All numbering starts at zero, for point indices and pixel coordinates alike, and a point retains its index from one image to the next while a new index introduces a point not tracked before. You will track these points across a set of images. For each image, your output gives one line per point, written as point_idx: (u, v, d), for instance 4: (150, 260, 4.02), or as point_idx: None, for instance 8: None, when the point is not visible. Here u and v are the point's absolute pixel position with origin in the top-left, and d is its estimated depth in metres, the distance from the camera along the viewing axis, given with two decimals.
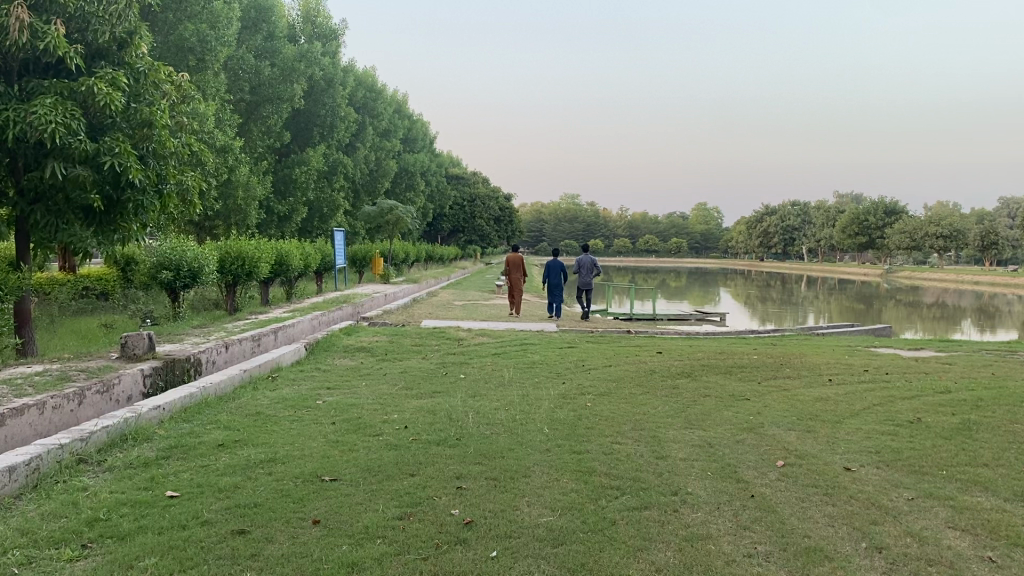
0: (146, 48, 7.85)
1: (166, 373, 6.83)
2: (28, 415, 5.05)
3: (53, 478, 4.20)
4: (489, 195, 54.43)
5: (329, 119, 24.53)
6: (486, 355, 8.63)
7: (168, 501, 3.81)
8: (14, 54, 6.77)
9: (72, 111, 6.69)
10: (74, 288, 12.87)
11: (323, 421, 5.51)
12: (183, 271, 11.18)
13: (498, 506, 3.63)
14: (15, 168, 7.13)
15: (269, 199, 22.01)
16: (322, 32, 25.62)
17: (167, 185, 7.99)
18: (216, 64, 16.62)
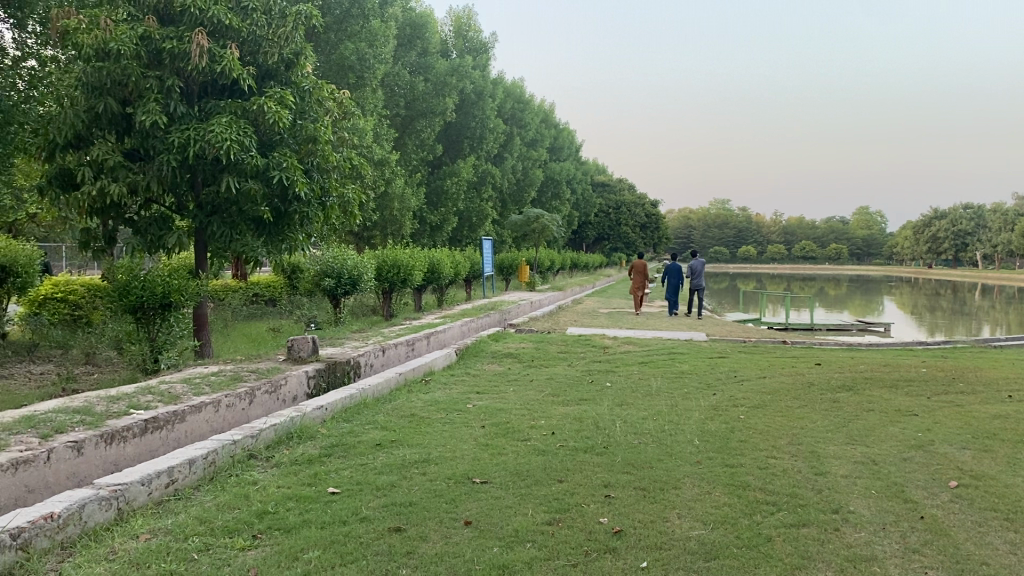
0: (311, 67, 8.25)
1: (328, 374, 7.18)
2: (204, 413, 5.52)
3: (227, 471, 4.52)
4: (637, 202, 53.92)
5: (479, 131, 25.09)
6: (633, 364, 8.53)
7: (330, 497, 4.00)
8: (195, 77, 7.36)
9: (244, 129, 7.16)
10: (246, 294, 13.81)
11: (472, 424, 5.63)
12: (343, 278, 11.73)
13: (648, 516, 3.58)
14: (195, 183, 7.74)
15: (421, 209, 22.77)
16: (472, 45, 26.32)
17: (330, 197, 8.41)
18: (374, 81, 17.37)
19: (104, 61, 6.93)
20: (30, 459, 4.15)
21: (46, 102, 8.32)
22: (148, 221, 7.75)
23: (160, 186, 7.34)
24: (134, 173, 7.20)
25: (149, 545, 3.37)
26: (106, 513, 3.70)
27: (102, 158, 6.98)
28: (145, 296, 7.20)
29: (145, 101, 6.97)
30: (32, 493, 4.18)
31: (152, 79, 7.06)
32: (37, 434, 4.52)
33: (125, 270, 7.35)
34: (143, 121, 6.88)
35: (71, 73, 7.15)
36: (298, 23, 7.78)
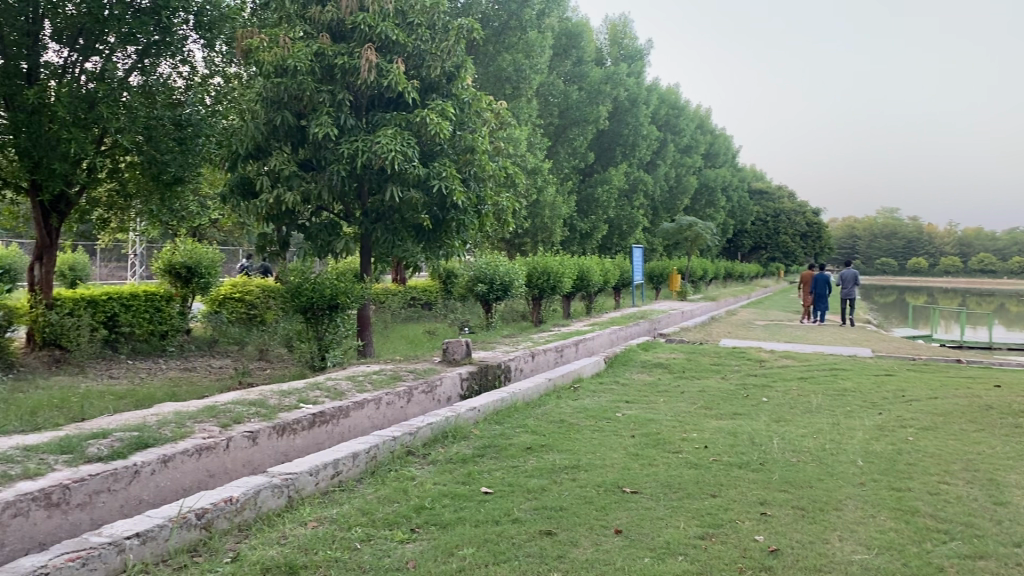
0: (471, 79, 8.46)
1: (481, 378, 7.36)
2: (366, 409, 5.80)
3: (387, 465, 4.73)
4: (797, 210, 51.88)
5: (632, 139, 24.93)
6: (791, 379, 8.23)
7: (483, 497, 4.11)
8: (363, 91, 7.75)
9: (408, 140, 7.46)
10: (403, 297, 14.36)
11: (623, 433, 5.61)
12: (495, 284, 11.97)
13: (806, 537, 3.46)
14: (362, 191, 8.14)
15: (572, 217, 22.90)
16: (628, 53, 26.24)
17: (486, 206, 8.60)
18: (530, 91, 17.62)
19: (283, 77, 7.44)
20: (212, 445, 4.53)
21: (231, 116, 8.99)
22: (319, 227, 8.21)
23: (330, 194, 7.79)
24: (308, 182, 7.67)
25: (317, 532, 3.58)
26: (278, 500, 3.96)
27: (279, 167, 7.47)
28: (314, 297, 7.66)
29: (318, 114, 7.42)
30: (214, 477, 4.54)
31: (325, 93, 7.51)
32: (218, 423, 4.90)
33: (297, 273, 7.87)
34: (316, 133, 7.33)
35: (254, 89, 7.71)
36: (459, 36, 8.12)
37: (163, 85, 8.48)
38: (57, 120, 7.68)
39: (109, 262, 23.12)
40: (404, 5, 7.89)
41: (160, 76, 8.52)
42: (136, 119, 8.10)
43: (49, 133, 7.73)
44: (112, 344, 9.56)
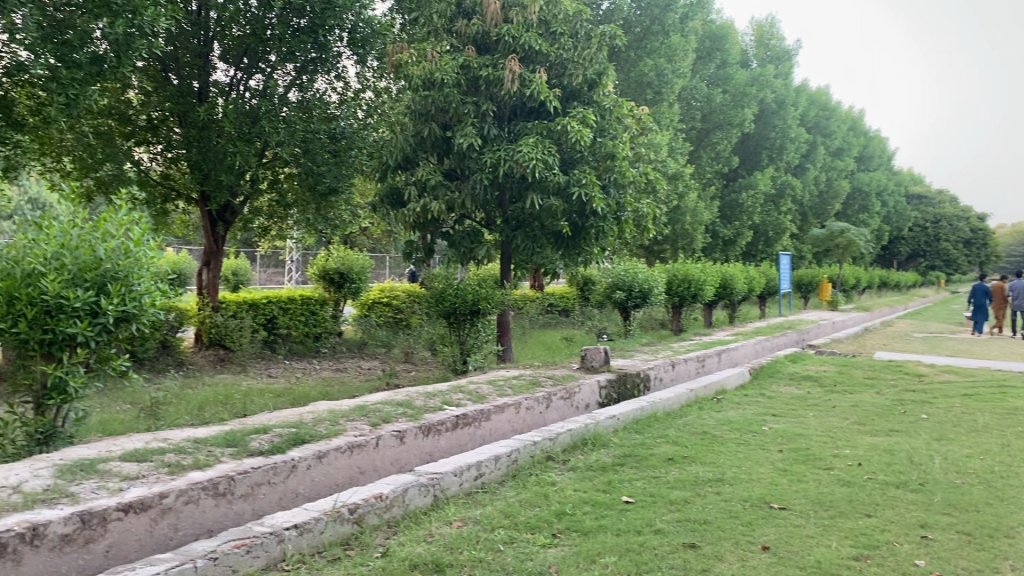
0: (612, 86, 8.39)
1: (620, 386, 7.32)
2: (506, 413, 5.90)
3: (528, 470, 4.79)
4: (960, 215, 48.59)
5: (779, 142, 24.10)
6: (954, 396, 7.71)
7: (625, 506, 4.08)
8: (506, 101, 7.88)
9: (549, 148, 7.50)
10: (542, 304, 14.49)
11: (769, 447, 5.44)
12: (635, 291, 11.87)
13: (973, 565, 3.24)
14: (504, 199, 8.29)
15: (715, 223, 22.39)
16: (775, 53, 25.44)
17: (626, 212, 8.53)
18: (673, 96, 17.35)
19: (430, 89, 7.71)
20: (363, 443, 4.74)
21: (381, 128, 9.29)
22: (462, 235, 8.41)
23: (473, 203, 7.98)
24: (451, 191, 7.89)
25: (461, 532, 3.68)
26: (424, 498, 4.09)
27: (426, 177, 7.77)
28: (457, 303, 7.86)
29: (463, 125, 7.61)
30: (364, 474, 4.74)
31: (469, 105, 7.68)
32: (367, 422, 5.11)
33: (441, 279, 8.14)
34: (461, 143, 7.52)
35: (403, 102, 8.04)
36: (602, 43, 8.11)
37: (319, 100, 8.89)
38: (225, 135, 8.28)
39: (268, 268, 24.56)
40: (547, 15, 7.98)
41: (316, 92, 8.92)
42: (295, 133, 8.56)
43: (217, 147, 8.30)
44: (271, 344, 10.17)
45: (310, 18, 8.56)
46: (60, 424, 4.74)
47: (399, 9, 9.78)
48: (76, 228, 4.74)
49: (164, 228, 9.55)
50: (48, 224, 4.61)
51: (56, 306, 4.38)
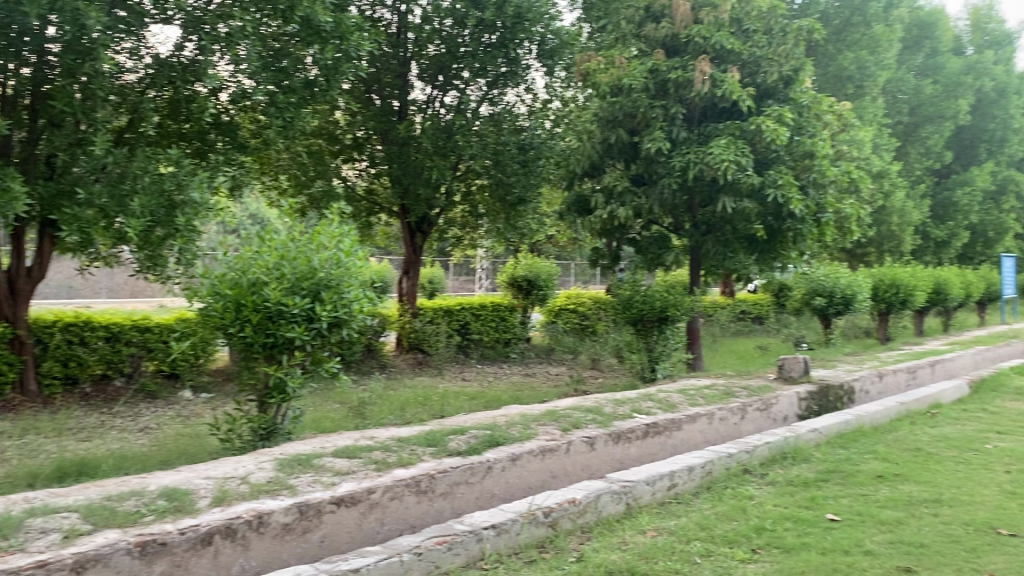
0: (811, 81, 7.96)
1: (820, 398, 6.95)
2: (699, 423, 5.77)
3: (723, 482, 4.65)
4: None
5: (1000, 133, 22.00)
6: None
7: (829, 524, 3.87)
8: (697, 104, 7.70)
9: (742, 149, 7.24)
10: (733, 311, 14.05)
11: (995, 468, 4.96)
12: (835, 298, 11.25)
13: None
14: (694, 204, 8.12)
15: (925, 224, 20.79)
16: (994, 37, 23.28)
17: (826, 214, 8.09)
18: (876, 90, 16.34)
19: (618, 95, 7.73)
20: (555, 448, 4.79)
21: (570, 137, 9.28)
22: (649, 240, 8.44)
23: (662, 208, 7.89)
24: (640, 197, 7.87)
25: (656, 542, 3.63)
26: (618, 505, 4.08)
27: (613, 184, 7.85)
28: (646, 309, 7.80)
29: (652, 130, 7.53)
30: (557, 478, 4.80)
31: (658, 108, 7.59)
32: (559, 427, 5.16)
33: (629, 285, 8.09)
34: (650, 148, 7.45)
35: (591, 109, 8.11)
36: (798, 37, 7.74)
37: (509, 112, 9.06)
38: (422, 150, 8.74)
39: (460, 276, 25.39)
40: (739, 12, 7.74)
41: (506, 105, 9.10)
42: (486, 145, 8.85)
43: (415, 161, 8.72)
44: (464, 349, 10.55)
45: (501, 32, 8.63)
46: (280, 421, 5.17)
47: (587, 17, 9.77)
48: (295, 241, 5.13)
49: (368, 239, 10.13)
50: (271, 237, 5.04)
51: (276, 312, 4.76)
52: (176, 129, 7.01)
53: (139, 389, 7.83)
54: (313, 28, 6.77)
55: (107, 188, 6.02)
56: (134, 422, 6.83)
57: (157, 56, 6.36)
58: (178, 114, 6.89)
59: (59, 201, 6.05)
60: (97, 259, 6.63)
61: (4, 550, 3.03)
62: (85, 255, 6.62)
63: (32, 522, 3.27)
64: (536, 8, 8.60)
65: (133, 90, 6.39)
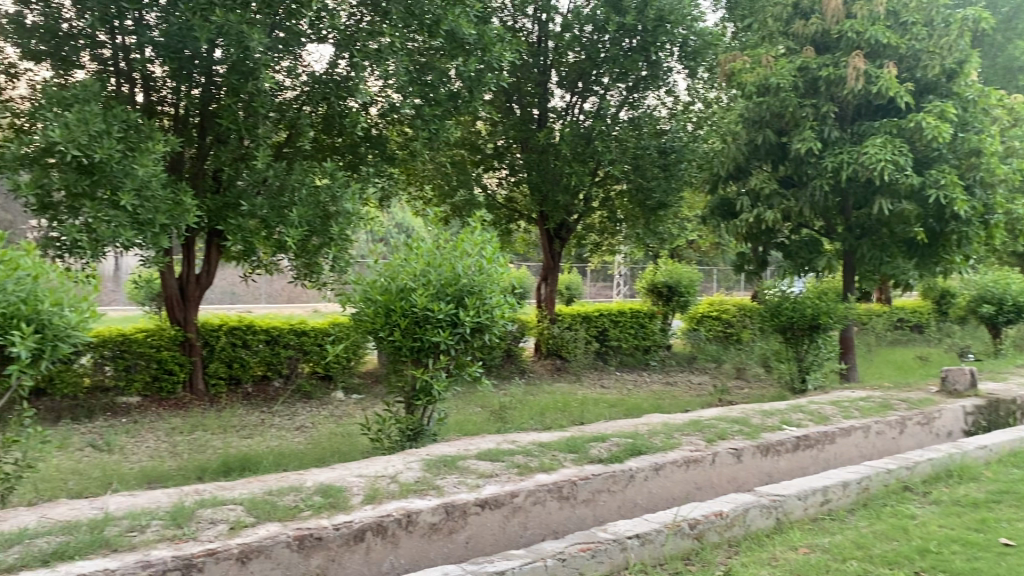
0: (977, 74, 7.46)
1: (990, 412, 6.48)
2: (855, 436, 5.50)
3: (882, 500, 4.41)
4: None
5: None
6: None
7: (1003, 549, 3.59)
8: (850, 101, 7.35)
9: (901, 148, 6.85)
10: (890, 319, 13.31)
11: None
12: (1006, 305, 10.46)
13: None
14: (846, 206, 7.76)
15: None
16: None
17: (995, 215, 7.53)
18: None
19: (765, 95, 7.51)
20: (699, 458, 4.69)
21: (713, 139, 9.05)
22: (800, 244, 8.09)
23: (812, 211, 7.59)
24: (788, 200, 7.61)
25: (808, 559, 3.49)
26: (767, 520, 3.95)
27: (760, 187, 7.64)
28: (795, 317, 7.52)
29: (801, 130, 7.25)
30: (701, 489, 4.70)
31: (807, 108, 7.31)
32: (704, 437, 5.04)
33: (777, 292, 7.83)
34: (799, 149, 7.18)
35: (736, 111, 7.92)
36: (963, 28, 7.24)
37: (649, 116, 8.97)
38: (562, 157, 8.75)
39: (598, 282, 25.28)
40: (896, 4, 7.32)
41: (647, 108, 9.03)
42: (627, 150, 8.81)
43: (557, 169, 8.77)
44: (604, 356, 10.54)
45: (641, 35, 8.51)
46: (427, 422, 5.32)
47: (732, 17, 9.51)
48: (440, 248, 5.27)
49: (509, 246, 10.29)
50: (418, 244, 5.20)
51: (423, 317, 4.91)
52: (330, 143, 7.34)
53: (296, 389, 8.26)
54: (457, 41, 6.93)
55: (268, 200, 6.44)
56: (291, 420, 7.21)
57: (313, 73, 6.69)
58: (331, 129, 7.17)
59: (225, 213, 6.54)
60: (259, 267, 7.05)
61: (178, 537, 3.26)
62: (248, 263, 7.07)
63: (203, 512, 3.50)
64: (679, 10, 8.36)
65: (292, 106, 6.77)
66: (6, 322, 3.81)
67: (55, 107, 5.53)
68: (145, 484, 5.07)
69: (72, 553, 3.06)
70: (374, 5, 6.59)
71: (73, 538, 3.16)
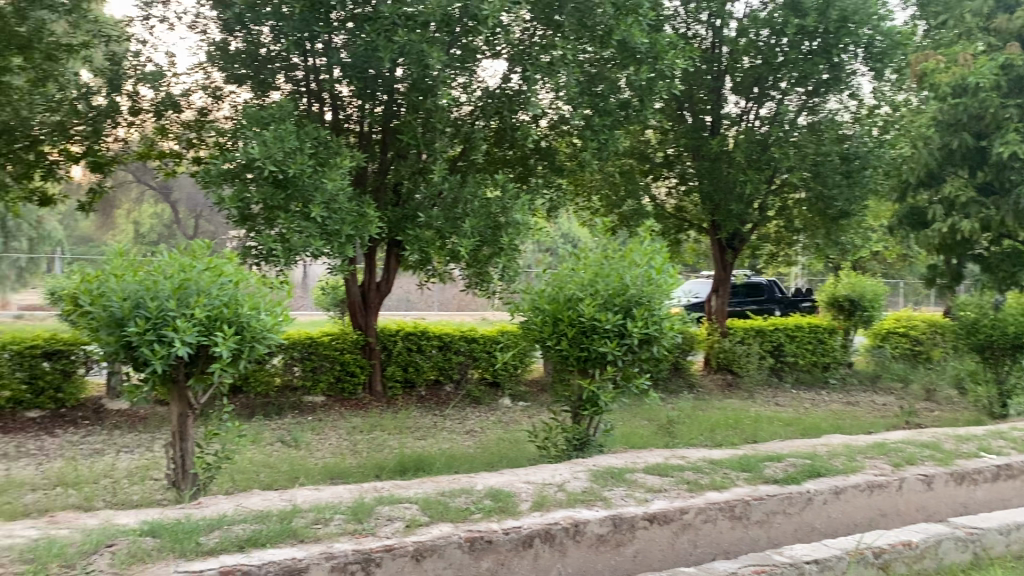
0: None
1: None
2: None
3: None
4: None
5: None
6: None
7: None
8: None
9: None
10: None
11: None
12: None
13: None
14: None
15: None
16: None
17: None
18: None
19: (962, 96, 6.99)
20: (885, 484, 4.41)
21: (902, 144, 8.55)
22: (1001, 257, 7.44)
23: (1016, 220, 6.97)
24: (988, 208, 7.04)
25: None
26: (963, 554, 3.66)
27: (955, 195, 7.11)
28: (995, 335, 6.94)
29: (1003, 132, 6.68)
30: (886, 517, 4.41)
31: (1011, 108, 6.71)
32: (889, 461, 4.74)
33: (974, 308, 7.26)
34: (1000, 153, 6.62)
35: (928, 113, 7.42)
36: None
37: (830, 120, 8.58)
38: (735, 164, 8.54)
39: (772, 295, 24.36)
40: None
41: (828, 113, 8.65)
42: (806, 156, 8.40)
43: (728, 176, 8.57)
44: (778, 372, 10.14)
45: (823, 37, 8.12)
46: (593, 432, 5.30)
47: (924, 14, 8.91)
48: (609, 258, 5.25)
49: (679, 257, 10.12)
50: (586, 254, 5.22)
51: (591, 327, 4.90)
52: (502, 156, 7.57)
53: (466, 395, 8.49)
54: (629, 51, 6.88)
55: (443, 212, 6.67)
56: (462, 425, 7.41)
57: (487, 88, 6.90)
58: (503, 141, 7.43)
59: (404, 224, 6.85)
60: (433, 275, 7.31)
61: (359, 532, 3.42)
62: (423, 272, 7.34)
63: (382, 510, 3.66)
64: (864, 8, 7.91)
65: (467, 121, 6.93)
66: (212, 324, 4.15)
67: (255, 126, 5.98)
68: (328, 479, 5.36)
69: (264, 541, 3.27)
70: (546, 19, 6.65)
71: (265, 527, 3.39)
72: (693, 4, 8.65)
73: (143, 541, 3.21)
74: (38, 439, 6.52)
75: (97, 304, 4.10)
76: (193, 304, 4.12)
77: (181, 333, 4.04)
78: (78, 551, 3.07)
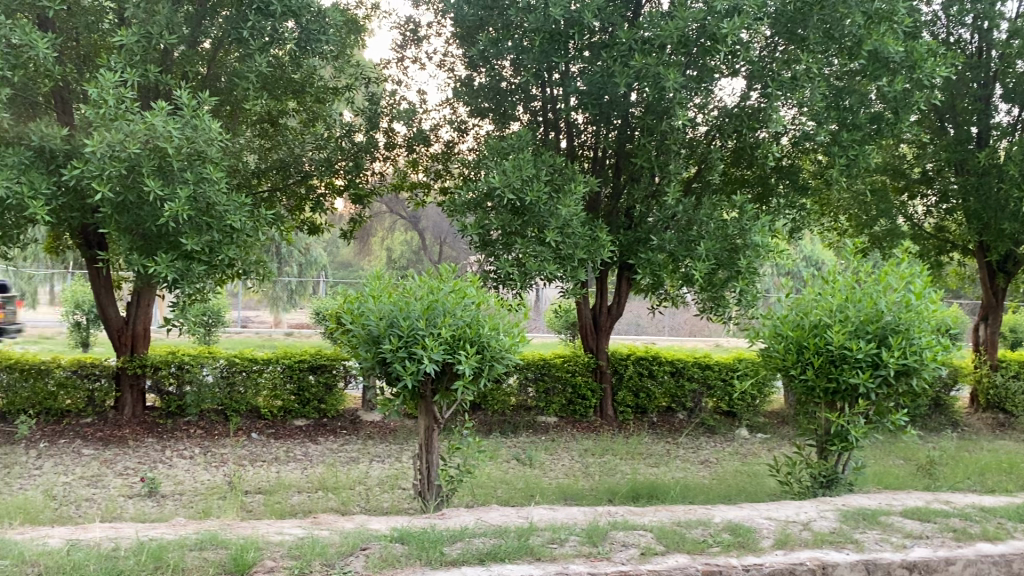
0: None
1: None
2: None
3: None
4: None
5: None
6: None
7: None
8: None
9: None
10: None
11: None
12: None
13: None
14: None
15: None
16: None
17: None
18: None
19: None
20: None
21: None
22: None
23: None
24: None
25: None
26: None
27: None
28: None
29: None
30: None
31: None
32: None
33: None
34: None
35: None
36: None
37: None
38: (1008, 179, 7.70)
39: None
40: None
41: None
42: None
43: (1000, 193, 7.69)
44: None
45: None
46: (841, 470, 4.95)
47: None
48: (860, 282, 4.93)
49: (938, 282, 9.28)
50: (835, 278, 4.94)
51: (840, 356, 4.59)
52: (740, 176, 7.43)
53: (700, 424, 8.28)
54: (881, 61, 6.42)
55: (678, 235, 6.57)
56: (696, 454, 7.23)
57: (724, 107, 6.65)
58: (740, 162, 7.32)
59: (637, 247, 6.85)
60: (665, 299, 7.22)
61: (594, 555, 3.41)
62: (655, 296, 7.27)
63: (616, 535, 3.63)
64: None
65: (703, 141, 6.92)
66: (455, 343, 4.34)
67: (496, 156, 6.25)
68: (563, 499, 5.43)
69: (502, 556, 3.35)
70: (789, 34, 6.37)
71: (504, 542, 3.48)
72: (955, 7, 7.99)
73: (393, 547, 3.41)
74: (302, 445, 7.15)
75: (358, 323, 4.45)
76: (440, 324, 4.36)
77: (429, 351, 4.27)
78: (337, 552, 3.32)
